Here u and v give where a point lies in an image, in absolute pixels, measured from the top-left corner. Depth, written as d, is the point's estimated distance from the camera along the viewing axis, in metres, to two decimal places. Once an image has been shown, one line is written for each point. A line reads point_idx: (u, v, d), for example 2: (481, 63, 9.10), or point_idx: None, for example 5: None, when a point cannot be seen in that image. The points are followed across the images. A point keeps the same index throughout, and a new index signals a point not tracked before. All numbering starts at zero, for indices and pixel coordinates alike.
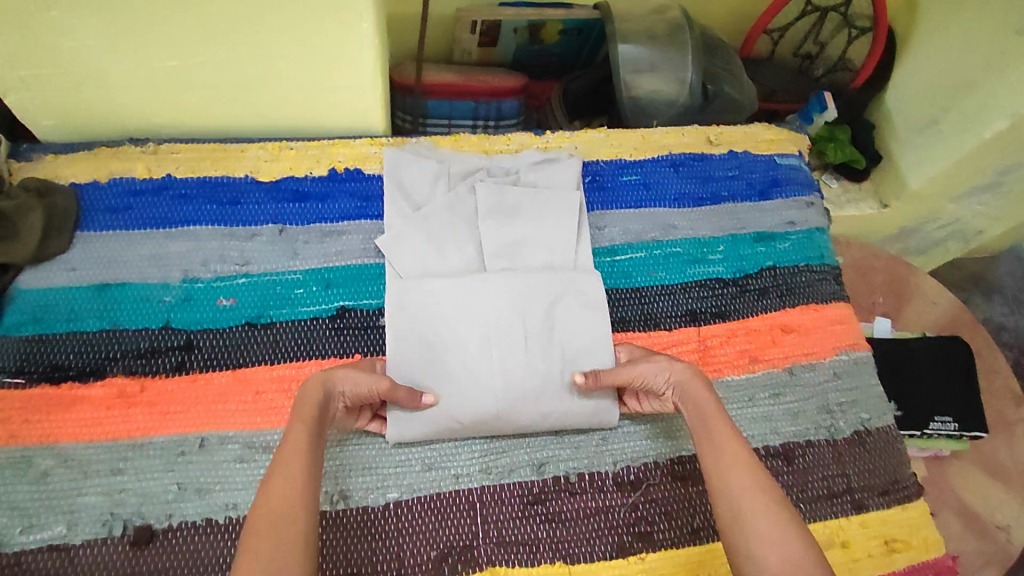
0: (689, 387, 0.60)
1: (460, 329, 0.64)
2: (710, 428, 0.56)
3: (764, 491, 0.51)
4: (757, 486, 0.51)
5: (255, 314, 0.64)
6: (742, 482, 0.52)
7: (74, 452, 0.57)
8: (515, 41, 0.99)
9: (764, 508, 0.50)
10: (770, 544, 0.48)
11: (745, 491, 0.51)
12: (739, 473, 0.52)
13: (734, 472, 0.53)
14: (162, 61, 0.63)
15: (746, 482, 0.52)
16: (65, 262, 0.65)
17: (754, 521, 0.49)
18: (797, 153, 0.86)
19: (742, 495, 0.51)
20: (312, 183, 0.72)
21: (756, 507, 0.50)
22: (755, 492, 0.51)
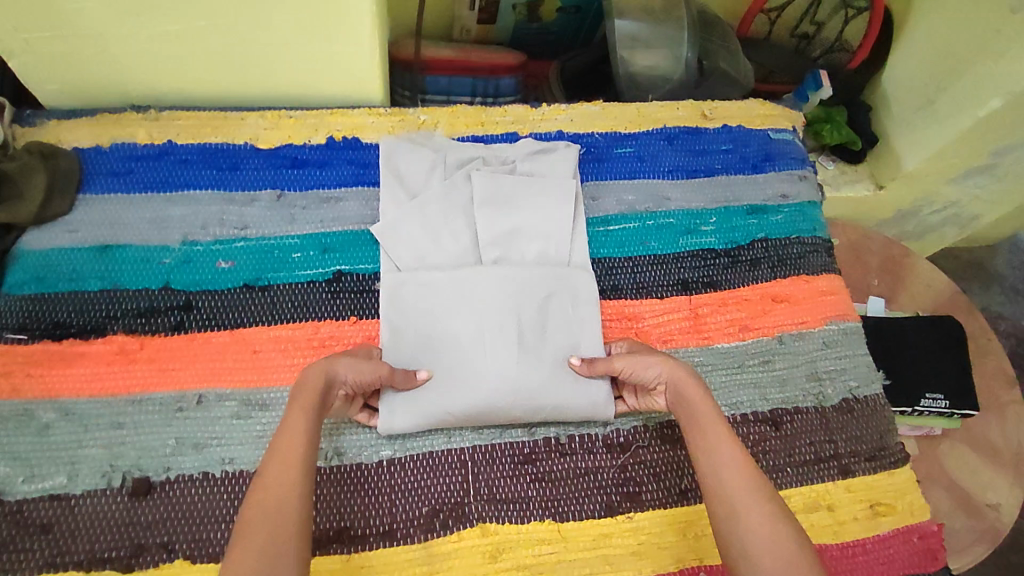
0: (683, 385, 0.59)
1: (454, 322, 0.65)
2: (702, 424, 0.56)
3: (756, 486, 0.52)
4: (750, 483, 0.52)
5: (253, 276, 0.66)
6: (734, 476, 0.53)
7: (75, 406, 0.58)
8: (514, 18, 1.00)
9: (759, 499, 0.51)
10: (762, 541, 0.49)
11: (738, 488, 0.52)
12: (732, 468, 0.53)
13: (726, 467, 0.53)
14: (164, 26, 0.64)
15: (738, 478, 0.53)
16: (66, 224, 0.66)
17: (748, 519, 0.50)
18: (791, 129, 0.87)
19: (735, 491, 0.52)
20: (310, 150, 0.73)
21: (749, 502, 0.51)
22: (748, 490, 0.52)
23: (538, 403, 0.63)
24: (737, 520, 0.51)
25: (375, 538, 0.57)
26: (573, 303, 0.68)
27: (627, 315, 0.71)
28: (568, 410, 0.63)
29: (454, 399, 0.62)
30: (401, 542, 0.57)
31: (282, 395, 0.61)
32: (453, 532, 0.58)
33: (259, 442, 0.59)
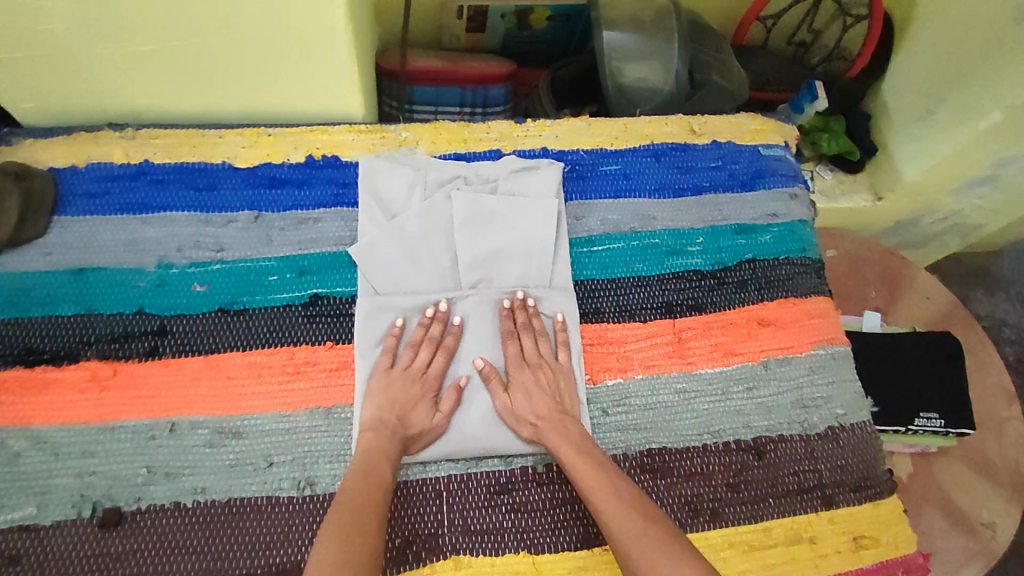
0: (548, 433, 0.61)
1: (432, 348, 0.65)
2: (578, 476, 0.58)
3: (642, 528, 0.54)
4: (638, 528, 0.54)
5: (228, 300, 0.65)
6: (623, 524, 0.55)
7: (46, 434, 0.58)
8: (504, 27, 0.99)
9: (653, 544, 0.53)
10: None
11: (627, 535, 0.54)
12: (616, 515, 0.55)
13: (613, 517, 0.55)
14: (138, 45, 0.62)
15: (627, 522, 0.55)
16: (41, 247, 0.65)
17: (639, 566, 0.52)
18: (783, 144, 0.85)
19: (625, 539, 0.54)
20: (289, 169, 0.72)
21: (638, 550, 0.53)
22: (635, 534, 0.54)
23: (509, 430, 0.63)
24: (635, 561, 0.53)
25: None
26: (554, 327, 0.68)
27: (608, 338, 0.69)
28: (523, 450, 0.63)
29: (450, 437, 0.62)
30: None
31: (256, 423, 0.60)
32: (426, 564, 0.58)
33: (231, 471, 0.58)
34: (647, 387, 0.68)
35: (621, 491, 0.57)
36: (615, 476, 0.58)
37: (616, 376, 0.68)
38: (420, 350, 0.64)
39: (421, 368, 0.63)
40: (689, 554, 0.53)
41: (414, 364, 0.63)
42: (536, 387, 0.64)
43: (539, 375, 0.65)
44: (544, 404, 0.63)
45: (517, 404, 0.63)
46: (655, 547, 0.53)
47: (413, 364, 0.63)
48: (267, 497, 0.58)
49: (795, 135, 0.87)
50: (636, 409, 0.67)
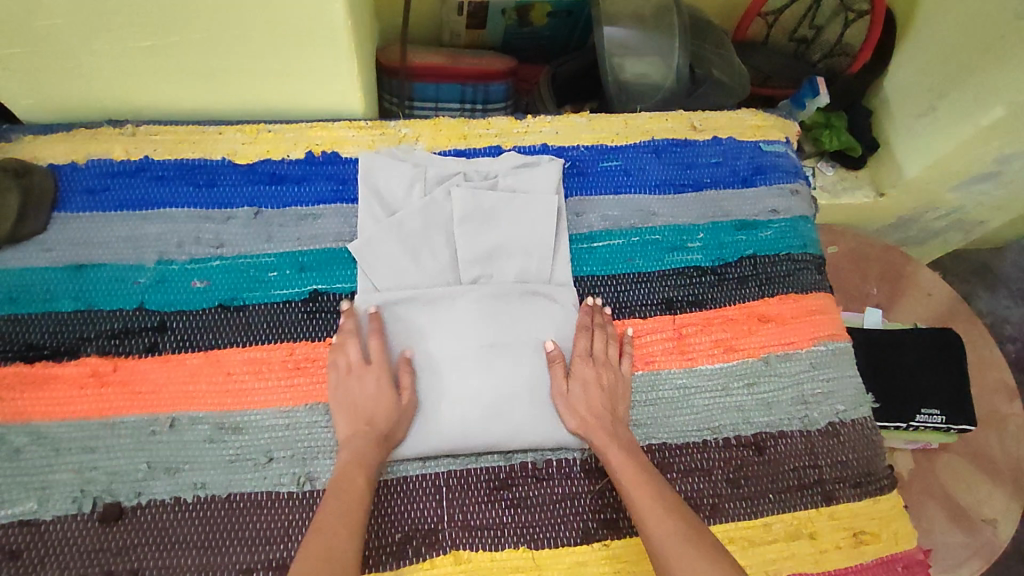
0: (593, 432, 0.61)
1: (430, 342, 0.64)
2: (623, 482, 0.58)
3: (686, 536, 0.53)
4: (677, 534, 0.53)
5: (228, 296, 0.65)
6: (662, 529, 0.54)
7: (47, 430, 0.58)
8: (504, 24, 0.98)
9: (684, 544, 0.53)
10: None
11: (668, 538, 0.53)
12: (657, 521, 0.55)
13: (653, 523, 0.55)
14: (136, 41, 0.62)
15: (664, 527, 0.54)
16: (41, 243, 0.65)
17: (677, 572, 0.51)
18: (785, 140, 0.84)
19: (664, 544, 0.53)
20: (289, 166, 0.72)
21: (676, 554, 0.52)
22: (676, 540, 0.53)
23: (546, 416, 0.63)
24: (673, 563, 0.52)
25: None
26: (555, 322, 0.67)
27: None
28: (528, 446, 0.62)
29: (439, 425, 0.61)
30: (373, 568, 0.57)
31: (256, 418, 0.60)
32: (426, 558, 0.58)
33: (231, 466, 0.58)
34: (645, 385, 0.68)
35: (667, 499, 0.56)
36: (662, 485, 0.58)
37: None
38: (349, 344, 0.61)
39: (358, 361, 0.61)
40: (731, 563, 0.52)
41: (350, 364, 0.61)
42: (597, 383, 0.64)
43: (599, 372, 0.64)
44: (606, 401, 0.63)
45: (584, 395, 0.63)
46: (695, 554, 0.52)
47: (352, 361, 0.61)
48: (267, 492, 0.58)
49: (796, 131, 0.86)
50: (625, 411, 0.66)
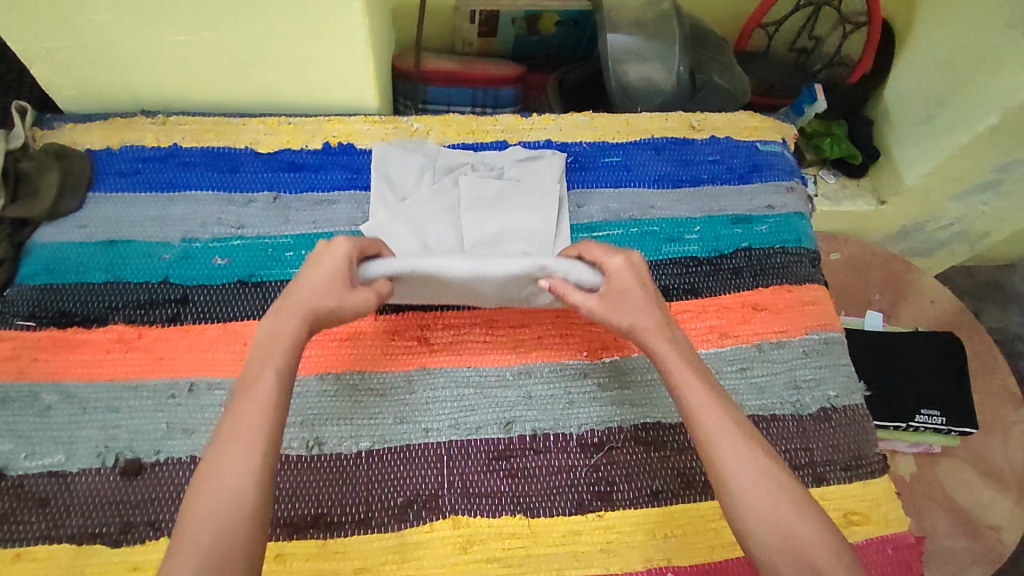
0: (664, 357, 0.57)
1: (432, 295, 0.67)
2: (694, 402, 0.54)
3: (762, 469, 0.51)
4: (751, 461, 0.51)
5: (246, 273, 0.69)
6: (735, 457, 0.51)
7: (75, 389, 0.62)
8: (514, 32, 1.03)
9: (756, 469, 0.51)
10: (776, 543, 0.48)
11: (746, 468, 0.51)
12: (733, 453, 0.51)
13: (726, 449, 0.52)
14: (172, 36, 0.68)
15: (739, 457, 0.51)
16: (76, 220, 0.70)
17: (757, 504, 0.49)
18: (780, 140, 0.88)
19: (739, 472, 0.51)
20: (307, 155, 0.77)
21: (754, 484, 0.50)
22: (751, 469, 0.51)
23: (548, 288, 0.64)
24: (748, 495, 0.50)
25: (350, 525, 0.59)
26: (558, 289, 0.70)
27: (511, 323, 0.70)
28: (574, 278, 0.62)
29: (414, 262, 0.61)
30: (376, 530, 0.59)
31: None
32: (425, 522, 0.60)
33: None
34: (580, 372, 0.69)
35: (737, 425, 0.53)
36: (733, 411, 0.55)
37: (521, 360, 0.69)
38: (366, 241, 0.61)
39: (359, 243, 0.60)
40: (804, 507, 0.50)
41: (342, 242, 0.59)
42: (628, 278, 0.61)
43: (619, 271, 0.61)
44: (640, 299, 0.60)
45: (620, 292, 0.60)
46: (768, 483, 0.50)
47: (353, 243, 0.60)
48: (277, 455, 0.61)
49: (793, 133, 0.90)
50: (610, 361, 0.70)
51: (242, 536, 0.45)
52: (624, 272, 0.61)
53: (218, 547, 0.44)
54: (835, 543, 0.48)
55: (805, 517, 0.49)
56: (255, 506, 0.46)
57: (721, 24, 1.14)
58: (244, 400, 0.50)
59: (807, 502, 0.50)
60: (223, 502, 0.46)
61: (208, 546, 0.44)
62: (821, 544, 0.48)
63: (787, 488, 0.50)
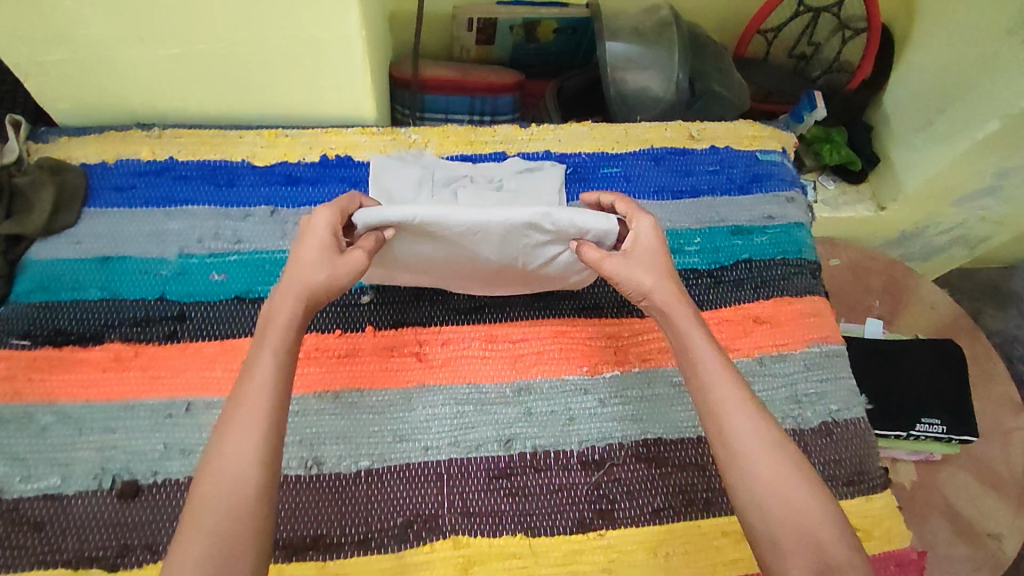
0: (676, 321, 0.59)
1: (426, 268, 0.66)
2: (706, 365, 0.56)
3: (766, 436, 0.53)
4: (755, 427, 0.53)
5: (244, 288, 0.68)
6: (741, 424, 0.53)
7: (71, 410, 0.61)
8: (512, 39, 1.02)
9: (761, 437, 0.53)
10: (775, 508, 0.50)
11: (750, 434, 0.53)
12: (739, 418, 0.54)
13: (733, 416, 0.54)
14: (167, 49, 0.67)
15: (744, 423, 0.53)
16: (71, 235, 0.69)
17: (760, 469, 0.51)
18: (780, 150, 0.87)
19: (744, 438, 0.53)
20: (304, 168, 0.76)
21: (757, 451, 0.52)
22: (755, 434, 0.53)
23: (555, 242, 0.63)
24: (751, 462, 0.52)
25: (351, 547, 0.59)
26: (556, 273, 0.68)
27: (511, 338, 0.70)
28: (583, 228, 0.61)
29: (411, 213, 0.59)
30: (376, 551, 0.59)
31: None
32: (425, 543, 0.59)
33: None
34: (580, 388, 0.68)
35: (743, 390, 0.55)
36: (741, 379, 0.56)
37: (520, 377, 0.68)
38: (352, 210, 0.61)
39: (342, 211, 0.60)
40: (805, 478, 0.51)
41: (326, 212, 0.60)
42: (649, 241, 0.62)
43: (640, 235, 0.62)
44: (659, 264, 0.61)
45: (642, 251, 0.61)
46: (770, 449, 0.52)
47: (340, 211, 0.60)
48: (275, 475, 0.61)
49: (793, 142, 0.89)
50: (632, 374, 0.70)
51: (248, 514, 0.45)
52: (644, 235, 0.62)
53: (229, 519, 0.45)
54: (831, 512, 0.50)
55: (802, 486, 0.51)
56: (258, 486, 0.46)
57: (720, 31, 1.13)
58: (243, 385, 0.49)
59: (807, 470, 0.52)
60: (222, 487, 0.45)
61: (221, 519, 0.45)
62: (816, 510, 0.50)
63: (791, 457, 0.52)
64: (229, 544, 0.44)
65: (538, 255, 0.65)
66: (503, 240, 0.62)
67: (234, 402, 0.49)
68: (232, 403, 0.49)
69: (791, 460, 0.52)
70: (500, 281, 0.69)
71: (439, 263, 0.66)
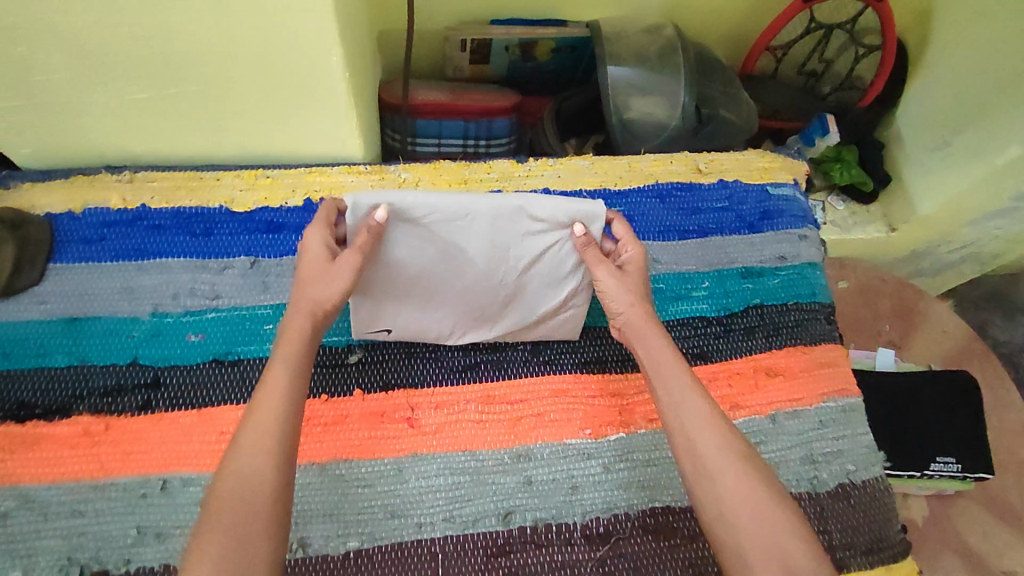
0: (643, 336, 0.60)
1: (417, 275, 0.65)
2: (676, 380, 0.57)
3: (733, 451, 0.53)
4: (723, 443, 0.53)
5: (223, 350, 0.64)
6: (705, 442, 0.53)
7: (35, 494, 0.57)
8: (508, 58, 0.96)
9: (730, 455, 0.52)
10: (744, 525, 0.49)
11: (716, 449, 0.53)
12: (705, 435, 0.53)
13: (698, 432, 0.54)
14: (133, 94, 0.62)
15: (710, 440, 0.53)
16: (35, 295, 0.64)
17: (726, 485, 0.51)
18: (793, 182, 0.82)
19: (710, 455, 0.53)
20: (287, 214, 0.71)
21: (722, 468, 0.52)
22: (720, 449, 0.53)
23: (547, 227, 0.64)
24: (717, 478, 0.52)
25: None
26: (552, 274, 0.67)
27: (509, 399, 0.66)
28: (573, 212, 0.63)
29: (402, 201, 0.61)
30: None
31: None
32: None
33: None
34: (583, 453, 0.64)
35: (711, 406, 0.55)
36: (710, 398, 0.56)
37: (520, 442, 0.64)
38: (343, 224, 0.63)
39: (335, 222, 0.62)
40: (774, 497, 0.51)
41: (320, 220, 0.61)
42: (634, 264, 0.64)
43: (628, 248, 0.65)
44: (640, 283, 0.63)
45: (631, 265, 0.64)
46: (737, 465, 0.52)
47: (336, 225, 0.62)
48: None
49: (805, 172, 0.84)
50: (640, 434, 0.66)
51: (257, 517, 0.45)
52: (631, 259, 0.64)
53: (239, 534, 0.44)
54: (801, 533, 0.49)
55: (770, 503, 0.50)
56: (270, 490, 0.46)
57: (727, 47, 1.08)
58: (258, 398, 0.50)
59: (777, 488, 0.52)
60: (237, 491, 0.46)
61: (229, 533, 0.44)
62: (785, 527, 0.49)
63: (761, 475, 0.52)
64: (237, 548, 0.44)
65: (533, 249, 0.65)
66: (496, 228, 0.64)
67: (248, 413, 0.50)
68: (248, 413, 0.50)
69: (757, 476, 0.52)
70: (497, 293, 0.67)
71: (433, 271, 0.65)
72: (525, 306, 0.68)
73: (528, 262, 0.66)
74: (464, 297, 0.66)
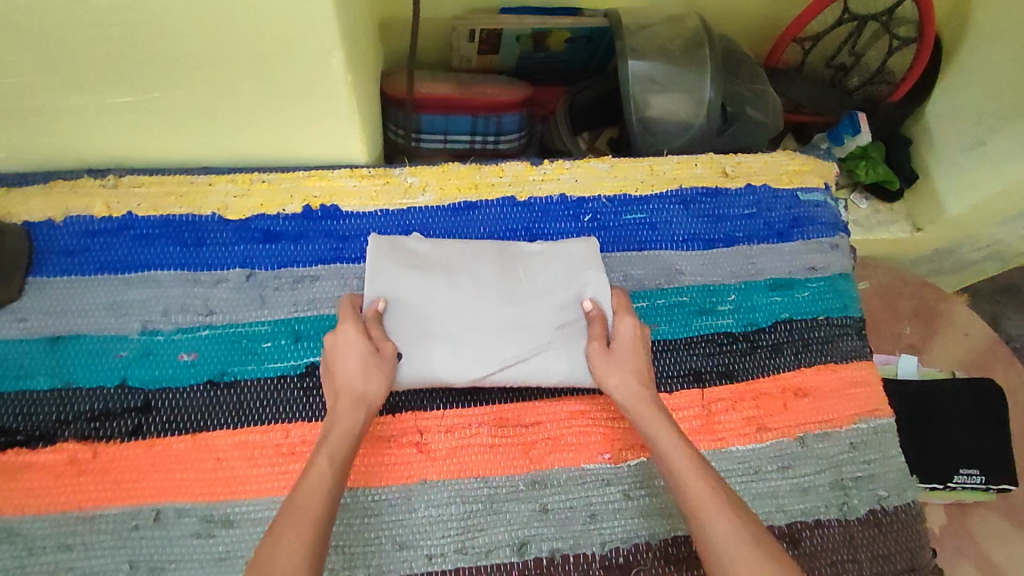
0: (643, 415, 0.57)
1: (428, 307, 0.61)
2: (671, 463, 0.54)
3: (753, 538, 0.49)
4: (734, 529, 0.50)
5: (217, 370, 0.59)
6: (720, 529, 0.50)
7: (19, 526, 0.54)
8: (519, 48, 0.90)
9: (749, 543, 0.49)
10: None
11: (733, 538, 0.49)
12: (716, 520, 0.50)
13: (712, 517, 0.50)
14: (115, 97, 0.57)
15: (723, 528, 0.50)
16: (16, 311, 0.60)
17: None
18: (824, 187, 0.78)
19: (726, 545, 0.49)
20: (285, 222, 0.66)
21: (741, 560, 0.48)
22: (735, 538, 0.49)
23: (554, 265, 0.65)
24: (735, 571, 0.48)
25: None
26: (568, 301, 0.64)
27: (523, 422, 0.62)
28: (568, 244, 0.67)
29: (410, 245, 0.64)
30: None
31: (248, 510, 0.55)
32: None
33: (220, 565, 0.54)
34: (602, 479, 0.61)
35: (723, 491, 0.52)
36: (720, 479, 0.53)
37: (536, 467, 0.60)
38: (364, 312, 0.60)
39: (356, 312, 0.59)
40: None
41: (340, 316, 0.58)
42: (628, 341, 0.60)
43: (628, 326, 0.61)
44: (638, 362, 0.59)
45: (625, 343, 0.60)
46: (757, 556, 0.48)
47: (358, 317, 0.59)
48: None
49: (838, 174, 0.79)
50: None
51: None
52: (624, 336, 0.60)
53: None
54: None
55: None
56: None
57: (749, 35, 1.02)
58: (298, 491, 0.49)
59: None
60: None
61: None
62: None
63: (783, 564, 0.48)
64: None
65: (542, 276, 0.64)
66: (503, 261, 0.65)
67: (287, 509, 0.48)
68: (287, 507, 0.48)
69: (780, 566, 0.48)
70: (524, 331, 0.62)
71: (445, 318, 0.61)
72: (557, 344, 0.62)
73: (540, 288, 0.64)
74: (490, 339, 0.61)
